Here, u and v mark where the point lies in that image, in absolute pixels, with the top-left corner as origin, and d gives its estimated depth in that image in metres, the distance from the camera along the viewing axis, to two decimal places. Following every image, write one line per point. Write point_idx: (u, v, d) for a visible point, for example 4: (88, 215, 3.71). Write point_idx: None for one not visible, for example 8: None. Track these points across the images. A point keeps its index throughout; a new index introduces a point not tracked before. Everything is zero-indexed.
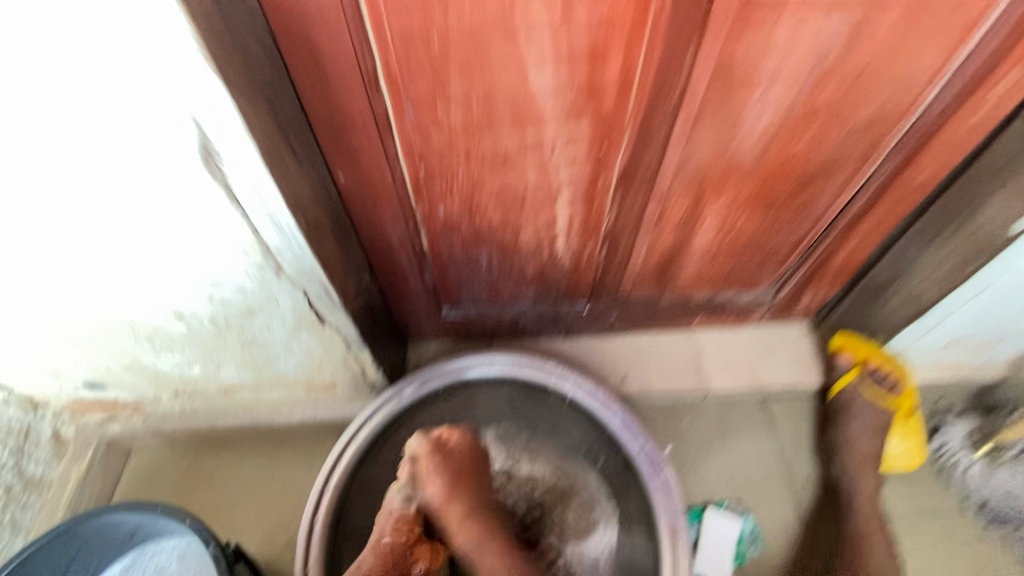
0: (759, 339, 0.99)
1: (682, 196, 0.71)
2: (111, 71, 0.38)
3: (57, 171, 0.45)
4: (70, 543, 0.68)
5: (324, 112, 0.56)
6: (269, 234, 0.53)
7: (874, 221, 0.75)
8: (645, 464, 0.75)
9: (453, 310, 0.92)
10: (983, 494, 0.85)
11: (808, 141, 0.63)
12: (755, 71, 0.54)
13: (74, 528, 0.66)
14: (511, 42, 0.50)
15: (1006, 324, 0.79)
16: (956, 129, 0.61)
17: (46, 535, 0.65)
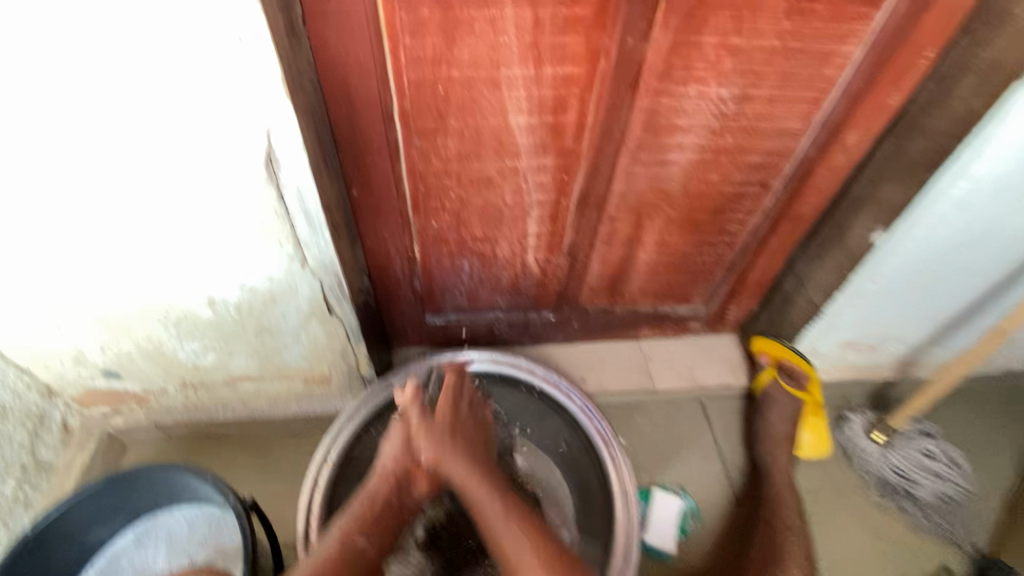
0: (696, 347, 1.16)
1: (626, 218, 0.89)
2: (214, 96, 0.53)
3: (146, 168, 0.58)
4: (78, 516, 0.71)
5: (350, 139, 0.71)
6: (302, 229, 0.67)
7: (776, 243, 0.95)
8: (599, 440, 0.88)
9: (436, 316, 1.06)
10: (879, 473, 1.01)
11: (718, 175, 0.83)
12: (674, 121, 0.74)
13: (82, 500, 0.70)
14: (498, 91, 0.68)
15: (884, 328, 0.99)
16: (824, 169, 0.82)
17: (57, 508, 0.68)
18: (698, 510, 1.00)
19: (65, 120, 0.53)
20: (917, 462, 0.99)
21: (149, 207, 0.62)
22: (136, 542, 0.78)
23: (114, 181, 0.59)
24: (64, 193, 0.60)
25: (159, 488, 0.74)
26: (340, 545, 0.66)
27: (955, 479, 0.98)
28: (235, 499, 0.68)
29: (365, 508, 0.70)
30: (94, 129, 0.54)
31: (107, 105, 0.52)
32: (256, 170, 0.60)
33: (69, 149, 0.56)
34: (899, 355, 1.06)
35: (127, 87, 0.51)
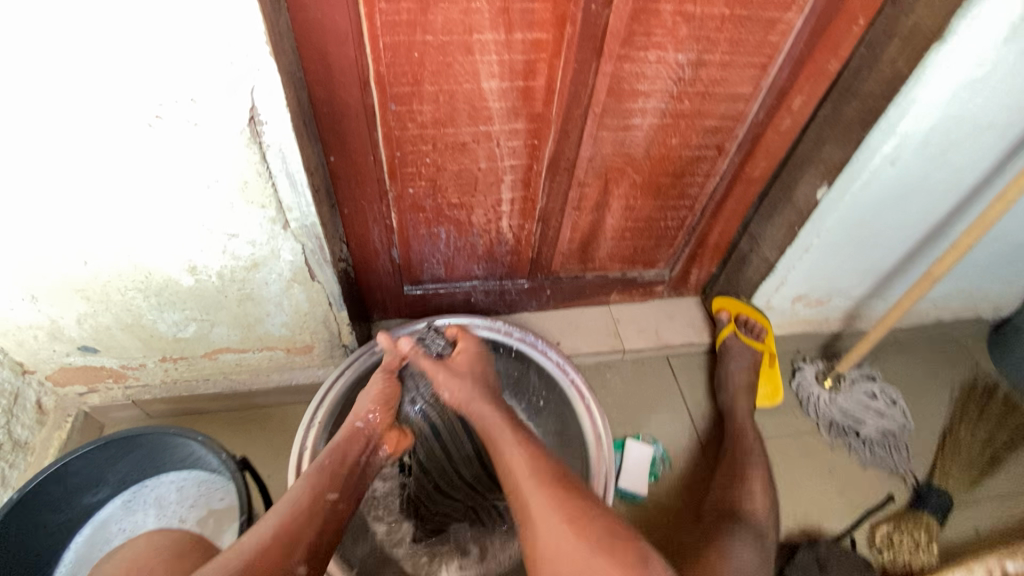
0: (662, 309, 1.24)
1: (594, 183, 0.94)
2: (198, 55, 0.55)
3: (128, 129, 0.59)
4: (65, 481, 0.73)
5: (327, 105, 0.73)
6: (284, 191, 0.69)
7: (732, 205, 1.02)
8: (574, 392, 0.93)
9: (414, 287, 1.09)
10: (830, 417, 1.11)
11: (678, 139, 0.89)
12: (636, 86, 0.79)
13: (69, 465, 0.72)
14: (471, 56, 0.72)
15: (831, 283, 1.08)
16: (773, 132, 0.89)
17: (42, 474, 0.70)
18: (667, 454, 1.09)
19: (46, 79, 0.54)
20: (862, 404, 1.09)
21: (131, 171, 0.63)
22: (124, 507, 0.82)
23: (95, 144, 0.60)
24: (44, 155, 0.60)
25: (147, 452, 0.77)
26: (312, 499, 0.63)
27: (896, 416, 1.08)
28: (228, 457, 0.71)
29: (333, 465, 0.69)
30: (77, 89, 0.55)
31: (90, 64, 0.54)
32: (240, 130, 0.62)
33: (50, 110, 0.56)
34: (845, 309, 1.16)
35: (111, 45, 0.52)
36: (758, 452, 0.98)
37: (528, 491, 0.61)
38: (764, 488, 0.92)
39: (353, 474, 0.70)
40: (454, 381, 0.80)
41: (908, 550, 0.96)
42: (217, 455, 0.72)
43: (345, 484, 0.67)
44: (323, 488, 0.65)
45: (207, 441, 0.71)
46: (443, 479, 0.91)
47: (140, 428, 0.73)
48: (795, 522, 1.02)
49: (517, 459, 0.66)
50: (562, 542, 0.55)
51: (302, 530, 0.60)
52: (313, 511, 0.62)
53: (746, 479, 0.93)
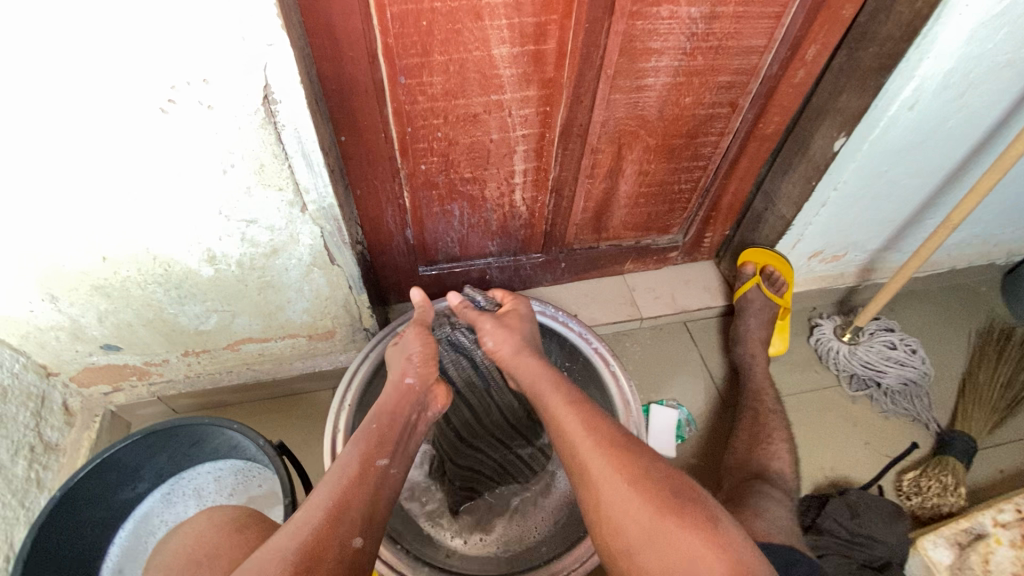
0: (677, 275, 1.24)
1: (607, 149, 0.93)
2: (206, 30, 0.53)
3: (139, 116, 0.58)
4: (107, 474, 0.73)
5: (336, 83, 0.71)
6: (301, 172, 0.68)
7: (746, 162, 1.01)
8: (598, 359, 0.92)
9: (429, 268, 1.08)
10: (850, 368, 1.12)
11: (692, 97, 0.87)
12: (649, 44, 0.77)
13: (110, 458, 0.72)
14: (480, 22, 0.70)
15: (848, 236, 1.08)
16: (788, 85, 0.88)
17: (86, 468, 0.70)
18: (692, 416, 1.10)
19: (53, 68, 0.52)
20: (882, 354, 1.09)
21: (145, 160, 0.62)
22: (164, 500, 0.82)
23: (108, 134, 0.59)
24: (55, 148, 0.59)
25: (182, 443, 0.77)
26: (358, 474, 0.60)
27: (916, 364, 1.08)
28: (266, 442, 0.71)
29: (381, 428, 0.67)
30: (86, 76, 0.53)
31: (98, 49, 0.52)
32: (255, 110, 0.60)
33: (59, 101, 0.55)
34: (860, 263, 1.16)
35: (118, 26, 0.51)
36: (778, 416, 0.99)
37: (586, 456, 0.60)
38: (786, 451, 0.93)
39: (401, 434, 0.68)
40: (500, 335, 0.80)
41: (936, 493, 0.97)
42: (254, 441, 0.72)
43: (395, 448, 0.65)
44: (373, 451, 0.63)
45: (245, 429, 0.71)
46: (471, 439, 0.93)
47: (177, 419, 0.73)
48: (822, 475, 1.04)
49: (570, 422, 0.63)
50: (624, 504, 0.55)
51: (357, 496, 0.57)
52: (365, 478, 0.59)
53: (770, 442, 0.94)
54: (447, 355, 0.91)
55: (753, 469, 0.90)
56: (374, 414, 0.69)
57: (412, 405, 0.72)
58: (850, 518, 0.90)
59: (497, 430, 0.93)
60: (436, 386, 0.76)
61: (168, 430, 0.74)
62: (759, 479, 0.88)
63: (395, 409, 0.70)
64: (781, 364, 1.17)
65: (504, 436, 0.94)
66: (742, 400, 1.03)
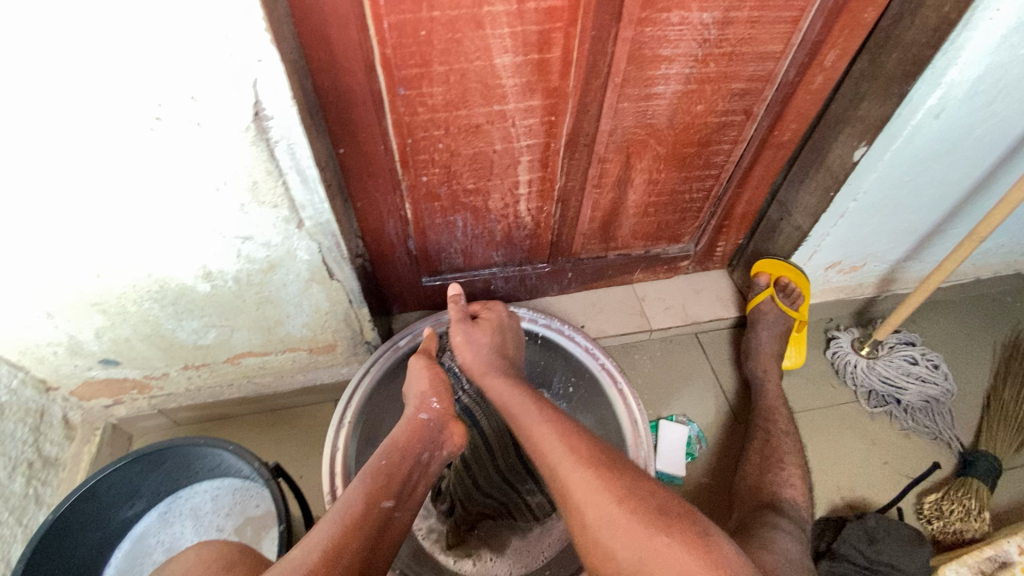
0: (687, 285, 1.20)
1: (615, 159, 0.90)
2: (192, 46, 0.51)
3: (123, 134, 0.56)
4: (97, 498, 0.73)
5: (334, 95, 0.69)
6: (295, 187, 0.66)
7: (760, 171, 0.97)
8: (605, 376, 0.89)
9: (433, 278, 1.06)
10: (870, 384, 1.08)
11: (704, 104, 0.83)
12: (659, 51, 0.74)
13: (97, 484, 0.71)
14: (481, 31, 0.67)
15: (867, 247, 1.03)
16: (805, 91, 0.83)
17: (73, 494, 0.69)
18: (703, 433, 1.07)
19: (38, 89, 0.51)
20: (902, 370, 1.05)
21: (136, 179, 0.60)
22: (160, 520, 0.83)
23: (98, 153, 0.57)
24: (44, 169, 0.57)
25: (175, 464, 0.77)
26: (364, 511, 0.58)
27: (938, 381, 1.04)
28: (261, 464, 0.70)
29: (388, 467, 0.65)
30: (71, 96, 0.52)
31: (81, 69, 0.50)
32: (246, 128, 0.58)
33: (46, 122, 0.53)
34: (880, 273, 1.11)
35: (101, 46, 0.49)
36: (791, 437, 0.95)
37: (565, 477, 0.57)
38: (799, 478, 0.89)
39: (412, 472, 0.66)
40: (468, 350, 0.82)
41: (959, 518, 0.93)
42: (250, 464, 0.71)
43: (401, 491, 0.63)
44: (378, 494, 0.61)
45: (239, 450, 0.70)
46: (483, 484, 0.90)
47: (165, 441, 0.73)
48: (839, 496, 1.00)
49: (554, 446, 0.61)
50: (610, 519, 0.53)
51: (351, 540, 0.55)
52: (365, 520, 0.57)
53: (782, 468, 0.90)
54: (472, 405, 0.92)
55: (763, 498, 0.87)
56: (383, 454, 0.67)
57: (425, 443, 0.70)
58: (868, 545, 0.87)
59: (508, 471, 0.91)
60: (452, 425, 0.74)
61: (155, 454, 0.73)
62: (769, 509, 0.84)
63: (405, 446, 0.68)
64: (796, 378, 1.13)
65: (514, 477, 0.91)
66: (755, 420, 1.00)
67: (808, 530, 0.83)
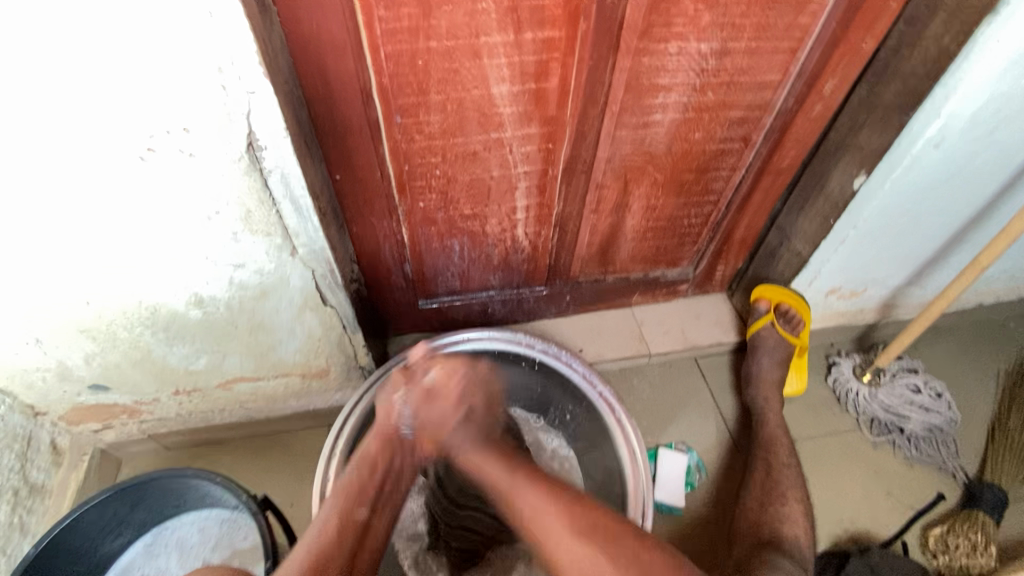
0: (686, 308, 1.19)
1: (613, 185, 0.89)
2: (185, 78, 0.50)
3: (115, 165, 0.56)
4: (80, 534, 0.74)
5: (330, 123, 0.69)
6: (288, 215, 0.65)
7: (759, 197, 0.96)
8: (604, 405, 0.88)
9: (429, 301, 1.05)
10: (872, 412, 1.06)
11: (702, 132, 0.83)
12: (657, 81, 0.73)
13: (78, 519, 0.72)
14: (478, 61, 0.67)
15: (868, 273, 1.02)
16: (804, 119, 0.83)
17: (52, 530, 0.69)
18: (702, 462, 1.05)
19: (30, 122, 0.50)
20: (904, 398, 1.04)
21: (129, 210, 0.60)
22: (145, 552, 0.84)
23: (90, 184, 0.57)
24: (34, 200, 0.57)
25: (157, 496, 0.78)
26: (340, 524, 0.63)
27: (941, 410, 1.03)
28: (248, 497, 0.69)
29: (361, 477, 0.68)
30: (63, 128, 0.51)
31: (71, 102, 0.50)
32: (239, 158, 0.58)
33: (36, 154, 0.53)
34: (881, 299, 1.10)
35: (93, 79, 0.49)
36: (791, 470, 0.93)
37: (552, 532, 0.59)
38: (800, 513, 0.88)
39: (384, 483, 0.69)
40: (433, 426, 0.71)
41: (965, 553, 0.91)
42: (237, 496, 0.70)
43: (375, 498, 0.67)
44: (352, 505, 0.65)
45: (227, 482, 0.70)
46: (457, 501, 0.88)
47: (147, 474, 0.74)
48: (842, 529, 0.98)
49: (535, 495, 0.62)
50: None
51: (334, 557, 0.60)
52: (345, 532, 0.63)
53: (783, 503, 0.88)
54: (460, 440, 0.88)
55: (764, 535, 0.85)
56: (354, 464, 0.70)
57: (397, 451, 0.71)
58: None
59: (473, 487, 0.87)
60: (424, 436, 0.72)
61: (137, 489, 0.75)
62: (769, 547, 0.83)
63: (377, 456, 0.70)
64: (797, 405, 1.11)
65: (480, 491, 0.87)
66: (755, 451, 0.98)
67: (809, 570, 0.81)
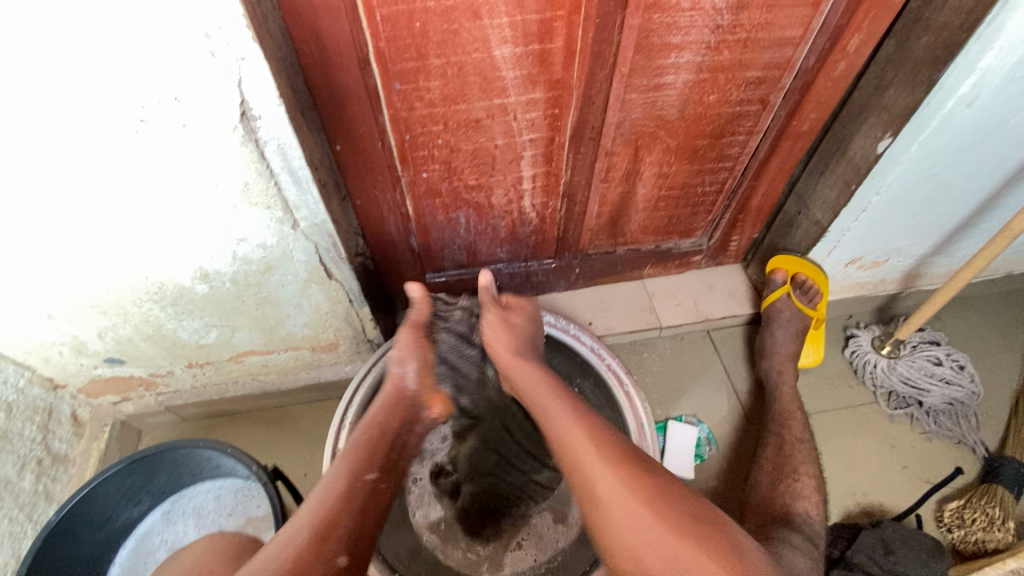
0: (700, 280, 1.16)
1: (623, 152, 0.86)
2: (172, 44, 0.48)
3: (107, 139, 0.55)
4: (95, 507, 0.77)
5: (327, 91, 0.67)
6: (288, 187, 0.64)
7: (776, 163, 0.92)
8: (611, 375, 0.87)
9: (437, 275, 1.04)
10: (889, 385, 1.04)
11: (718, 93, 0.79)
12: (668, 39, 0.69)
13: (95, 491, 0.75)
14: (478, 21, 0.64)
15: (891, 241, 0.98)
16: (827, 77, 0.78)
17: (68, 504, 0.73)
18: (713, 435, 1.04)
19: (20, 97, 0.50)
20: (924, 370, 1.01)
21: (127, 185, 0.59)
22: (164, 519, 0.87)
23: (86, 157, 0.56)
24: (30, 176, 0.56)
25: (171, 466, 0.81)
26: (350, 486, 0.62)
27: (963, 383, 1.00)
28: (259, 468, 0.71)
29: (372, 439, 0.68)
30: (55, 101, 0.50)
31: (60, 74, 0.48)
32: (233, 127, 0.56)
33: (30, 127, 0.52)
34: (903, 269, 1.06)
35: (79, 49, 0.47)
36: (805, 445, 0.92)
37: (612, 491, 0.58)
38: (813, 488, 0.87)
39: (391, 449, 0.69)
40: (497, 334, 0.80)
41: (982, 527, 0.89)
42: (249, 467, 0.73)
43: (384, 464, 0.66)
44: (361, 468, 0.64)
45: (238, 454, 0.73)
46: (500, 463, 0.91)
47: (160, 444, 0.77)
48: (855, 501, 0.97)
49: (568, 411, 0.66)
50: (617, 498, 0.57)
51: (344, 516, 0.59)
52: (353, 492, 0.61)
53: (795, 478, 0.88)
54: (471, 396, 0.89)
55: (775, 511, 0.85)
56: (364, 428, 0.69)
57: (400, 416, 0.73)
58: (884, 555, 0.85)
59: (527, 440, 0.93)
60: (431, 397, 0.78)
61: (152, 458, 0.78)
62: (780, 523, 0.82)
63: (385, 420, 0.72)
64: (813, 378, 1.09)
65: (532, 446, 0.92)
66: (768, 426, 0.97)
67: (821, 548, 0.80)
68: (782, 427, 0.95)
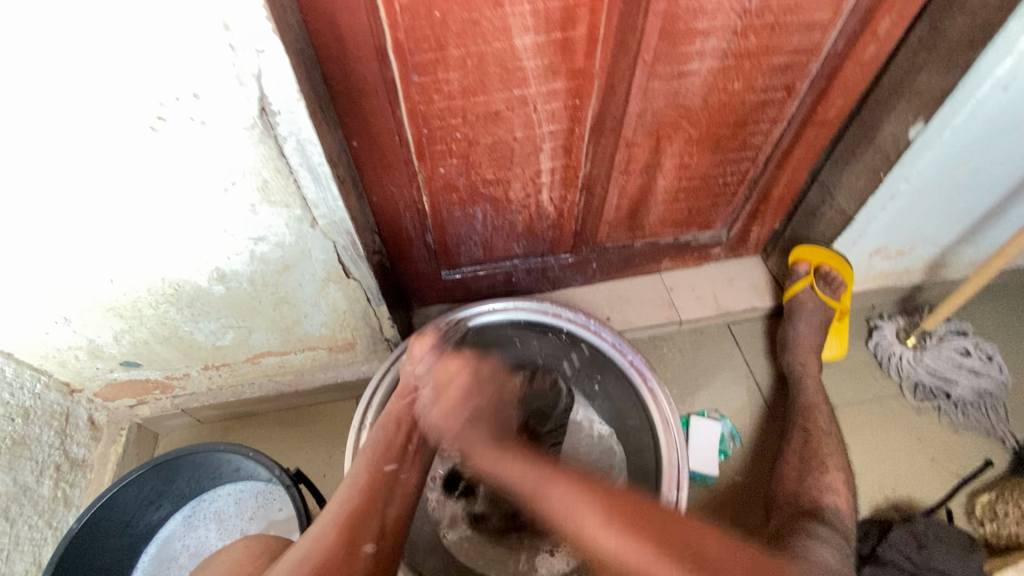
0: (719, 272, 1.15)
1: (644, 143, 0.84)
2: (191, 38, 0.47)
3: (123, 138, 0.53)
4: (116, 513, 0.77)
5: (344, 85, 0.65)
6: (307, 185, 0.63)
7: (800, 152, 0.90)
8: (635, 372, 0.85)
9: (453, 272, 1.03)
10: (915, 377, 1.02)
11: (743, 80, 0.76)
12: (694, 24, 0.67)
13: (116, 497, 0.74)
14: (500, 8, 0.61)
15: (918, 230, 0.96)
16: (856, 61, 0.76)
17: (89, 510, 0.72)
18: (736, 430, 1.02)
19: (36, 96, 0.48)
20: (952, 362, 0.99)
21: (143, 185, 0.58)
22: (185, 523, 0.86)
23: (102, 156, 0.54)
24: (46, 178, 0.55)
25: (190, 470, 0.80)
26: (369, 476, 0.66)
27: (992, 373, 0.99)
28: (281, 472, 0.70)
29: (385, 438, 0.70)
30: (71, 100, 0.49)
31: (76, 71, 0.47)
32: (252, 124, 0.55)
33: (46, 128, 0.51)
34: (929, 258, 1.03)
35: (95, 45, 0.45)
36: (833, 439, 0.90)
37: (582, 527, 0.55)
38: (842, 483, 0.85)
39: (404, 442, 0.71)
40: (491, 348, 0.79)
41: (1015, 522, 0.86)
42: (271, 470, 0.72)
43: (401, 454, 0.70)
44: (378, 460, 0.68)
45: (260, 457, 0.71)
46: None
47: (180, 449, 0.76)
48: (883, 495, 0.95)
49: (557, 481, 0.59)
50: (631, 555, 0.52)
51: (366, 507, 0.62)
52: (374, 485, 0.65)
53: (824, 472, 0.86)
54: None
55: (803, 504, 0.83)
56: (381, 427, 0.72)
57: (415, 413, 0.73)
58: (916, 549, 0.83)
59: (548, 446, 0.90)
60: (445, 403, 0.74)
61: (172, 463, 0.77)
62: (810, 517, 0.80)
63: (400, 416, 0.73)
64: (836, 370, 1.07)
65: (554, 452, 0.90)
66: (791, 419, 0.96)
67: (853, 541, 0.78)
68: (809, 422, 0.93)
